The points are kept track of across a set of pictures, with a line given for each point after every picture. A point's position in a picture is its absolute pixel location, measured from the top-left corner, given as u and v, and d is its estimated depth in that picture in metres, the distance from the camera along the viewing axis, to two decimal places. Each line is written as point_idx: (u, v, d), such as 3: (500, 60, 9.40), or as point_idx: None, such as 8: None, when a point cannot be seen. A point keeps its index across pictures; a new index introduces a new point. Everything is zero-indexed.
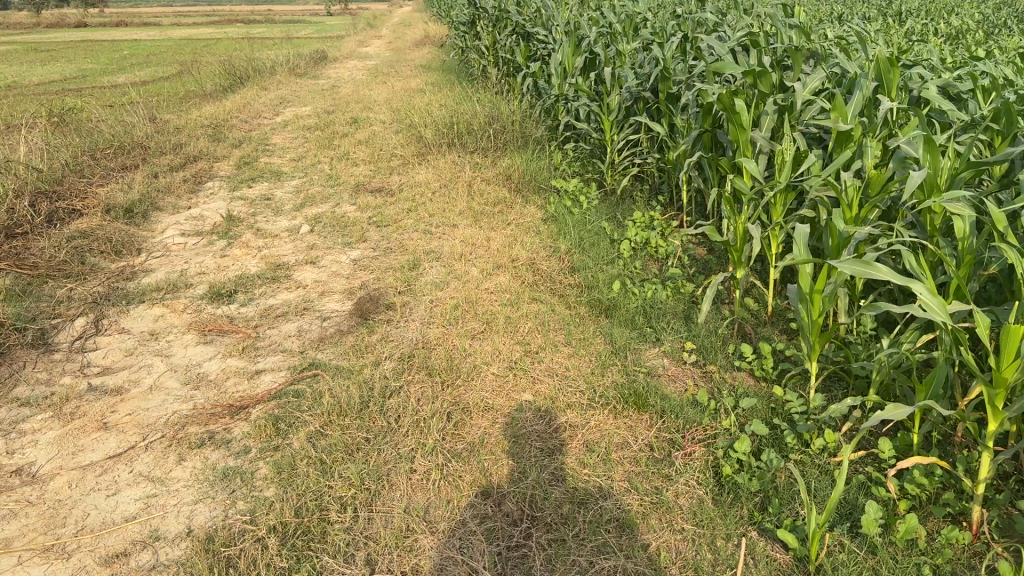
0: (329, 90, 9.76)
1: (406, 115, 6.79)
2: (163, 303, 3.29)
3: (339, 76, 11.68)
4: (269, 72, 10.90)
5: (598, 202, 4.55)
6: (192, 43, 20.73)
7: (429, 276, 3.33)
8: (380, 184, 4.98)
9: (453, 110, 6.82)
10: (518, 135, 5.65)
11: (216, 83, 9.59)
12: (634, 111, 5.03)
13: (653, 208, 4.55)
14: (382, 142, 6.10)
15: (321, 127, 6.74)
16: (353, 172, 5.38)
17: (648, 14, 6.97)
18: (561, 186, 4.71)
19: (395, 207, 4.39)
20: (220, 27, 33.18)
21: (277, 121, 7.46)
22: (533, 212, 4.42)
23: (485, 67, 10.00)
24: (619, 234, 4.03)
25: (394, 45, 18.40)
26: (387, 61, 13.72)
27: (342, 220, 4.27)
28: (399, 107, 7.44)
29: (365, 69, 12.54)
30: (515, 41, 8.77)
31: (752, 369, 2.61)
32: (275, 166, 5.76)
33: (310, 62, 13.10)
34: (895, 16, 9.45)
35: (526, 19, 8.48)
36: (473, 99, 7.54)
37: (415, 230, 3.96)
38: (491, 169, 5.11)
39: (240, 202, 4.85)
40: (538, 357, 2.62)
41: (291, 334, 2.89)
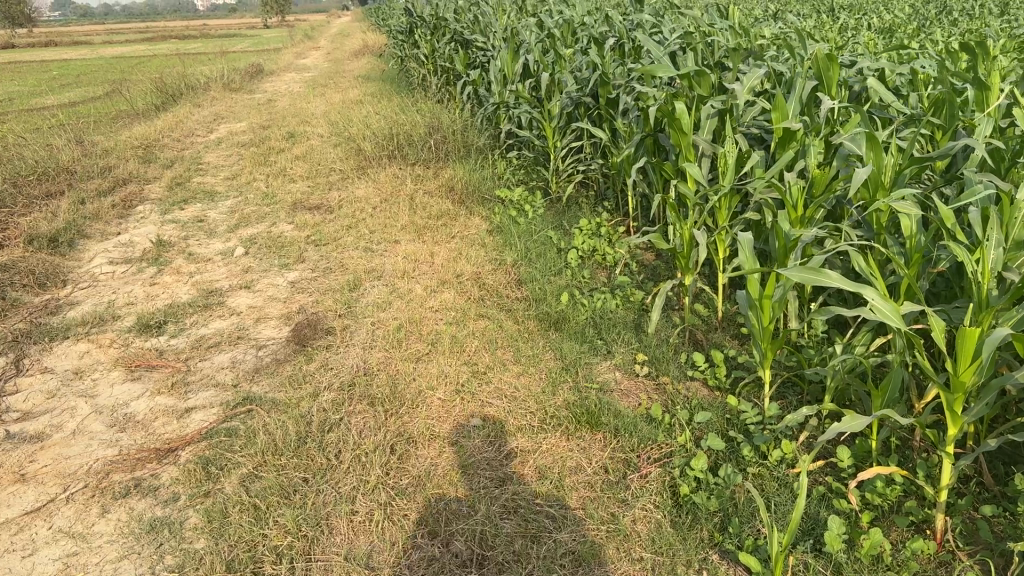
0: (264, 103, 9.55)
1: (344, 128, 6.64)
2: (88, 338, 3.11)
3: (276, 89, 11.44)
4: (203, 88, 10.64)
5: (543, 211, 4.48)
6: (124, 61, 20.26)
7: (371, 297, 3.21)
8: (318, 200, 4.84)
9: (392, 121, 6.70)
10: (460, 145, 5.55)
11: (147, 102, 9.31)
12: (576, 116, 4.98)
13: (599, 215, 4.50)
14: (320, 156, 5.95)
15: (257, 143, 6.56)
16: (291, 189, 5.22)
17: (586, 18, 6.94)
18: (506, 196, 4.63)
19: (334, 224, 4.25)
20: (153, 43, 32.50)
21: (211, 139, 7.25)
22: (477, 224, 4.32)
23: (424, 76, 9.88)
24: (565, 243, 3.95)
25: (333, 56, 18.15)
26: (325, 73, 13.51)
27: (280, 240, 4.12)
28: (337, 120, 7.28)
29: (302, 82, 12.32)
30: (453, 49, 8.67)
31: (706, 380, 2.54)
32: (209, 186, 5.56)
33: (245, 77, 12.83)
34: (827, 12, 9.59)
35: (464, 27, 8.40)
36: (413, 109, 7.43)
37: (356, 248, 3.83)
38: (432, 181, 5.00)
39: (173, 226, 4.66)
40: (486, 378, 2.52)
41: (224, 367, 2.74)
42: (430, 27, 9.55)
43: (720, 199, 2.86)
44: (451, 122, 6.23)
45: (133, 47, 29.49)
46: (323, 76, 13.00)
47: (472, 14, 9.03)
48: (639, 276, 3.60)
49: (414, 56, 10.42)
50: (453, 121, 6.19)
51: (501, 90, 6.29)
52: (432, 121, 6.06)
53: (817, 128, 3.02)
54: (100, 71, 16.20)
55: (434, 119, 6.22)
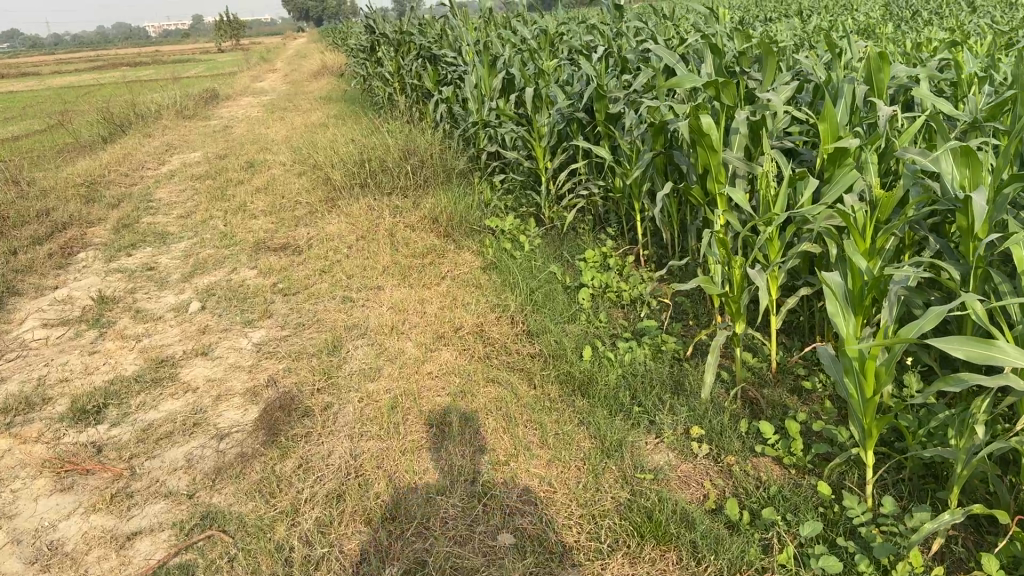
0: (220, 131, 8.97)
1: (308, 155, 6.09)
2: (9, 431, 2.53)
3: (232, 115, 10.85)
4: (153, 116, 10.01)
5: (540, 242, 3.99)
6: (71, 91, 19.53)
7: (356, 361, 2.68)
8: (285, 239, 4.29)
9: (361, 145, 6.18)
10: (438, 169, 5.05)
11: (92, 134, 8.68)
12: (567, 135, 4.58)
13: (602, 243, 4.03)
14: (283, 187, 5.40)
15: (213, 176, 5.99)
16: (252, 227, 4.66)
17: (564, 29, 6.52)
18: (496, 226, 4.13)
19: (305, 269, 3.71)
20: (103, 72, 31.67)
21: (163, 172, 6.66)
22: (468, 260, 3.81)
23: (390, 95, 9.37)
24: (572, 281, 3.46)
25: (290, 78, 17.55)
26: (284, 96, 12.92)
27: (242, 291, 3.57)
28: (299, 146, 6.73)
29: (260, 106, 11.73)
30: (420, 66, 8.20)
31: (780, 458, 2.06)
32: (160, 227, 4.98)
33: (199, 103, 12.20)
34: (803, 17, 9.31)
35: (431, 43, 7.93)
36: (381, 132, 6.91)
37: (332, 297, 3.31)
38: (412, 212, 4.49)
39: (118, 277, 4.08)
40: (510, 471, 2.01)
41: (178, 467, 2.19)
42: (394, 45, 9.06)
43: (773, 230, 2.38)
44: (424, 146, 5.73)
45: (82, 76, 28.56)
46: (282, 99, 12.42)
47: (438, 30, 8.56)
48: (662, 318, 3.11)
49: (378, 75, 9.91)
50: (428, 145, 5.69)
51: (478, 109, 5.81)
52: (405, 146, 5.55)
53: (875, 140, 2.58)
54: (45, 103, 15.42)
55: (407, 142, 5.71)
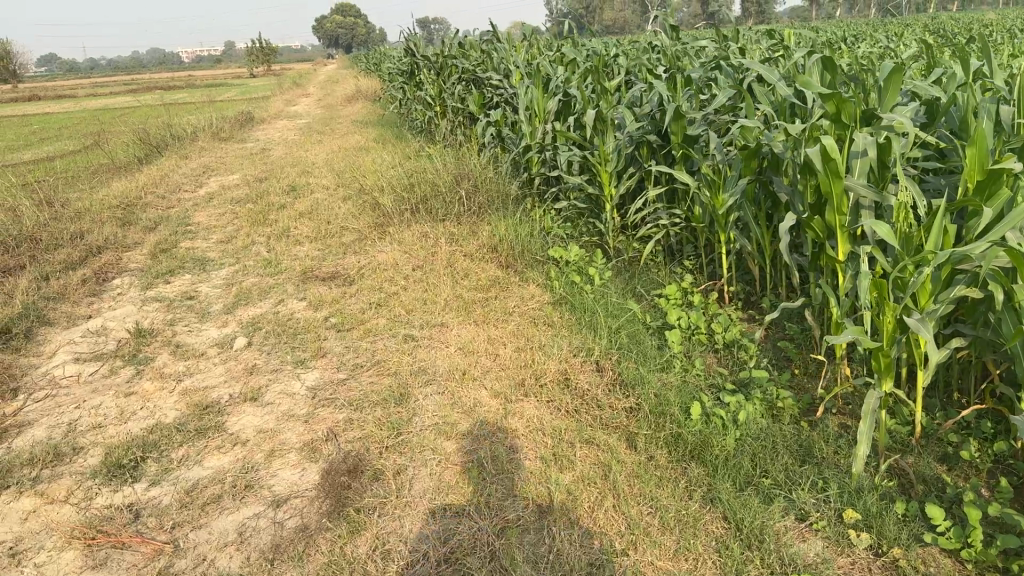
0: (257, 153, 8.76)
1: (352, 179, 5.80)
2: (33, 488, 2.21)
3: (268, 137, 10.66)
4: (189, 138, 9.84)
5: (613, 275, 3.65)
6: (106, 113, 19.61)
7: (427, 413, 2.35)
8: (333, 269, 3.98)
9: (407, 168, 5.90)
10: (494, 194, 4.72)
11: (128, 154, 8.49)
12: (636, 158, 4.24)
13: (679, 276, 3.68)
14: (328, 212, 5.11)
15: (254, 199, 5.72)
16: (297, 255, 4.37)
17: (618, 52, 6.25)
18: (562, 255, 3.79)
19: (359, 301, 3.39)
20: (138, 96, 32.01)
21: (200, 195, 6.42)
22: (535, 293, 3.47)
23: (430, 119, 9.11)
24: (656, 320, 3.12)
25: (324, 102, 17.42)
26: (320, 119, 12.73)
27: (291, 325, 3.25)
28: (341, 169, 6.46)
29: (296, 129, 11.53)
30: (464, 89, 7.95)
31: (959, 553, 1.69)
32: (199, 252, 4.70)
33: (235, 126, 12.03)
34: (856, 42, 8.99)
35: (476, 65, 7.68)
36: (426, 156, 6.63)
37: (391, 334, 2.98)
38: (469, 240, 4.17)
39: (156, 307, 3.79)
40: (632, 564, 1.65)
41: (229, 542, 1.85)
42: (436, 67, 8.82)
43: (930, 273, 2.03)
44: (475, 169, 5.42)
45: (117, 99, 28.77)
46: (317, 122, 12.23)
47: (483, 52, 8.30)
48: (765, 365, 2.76)
49: (418, 99, 9.67)
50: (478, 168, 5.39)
51: (531, 131, 5.50)
52: (455, 169, 5.25)
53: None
54: (81, 125, 15.37)
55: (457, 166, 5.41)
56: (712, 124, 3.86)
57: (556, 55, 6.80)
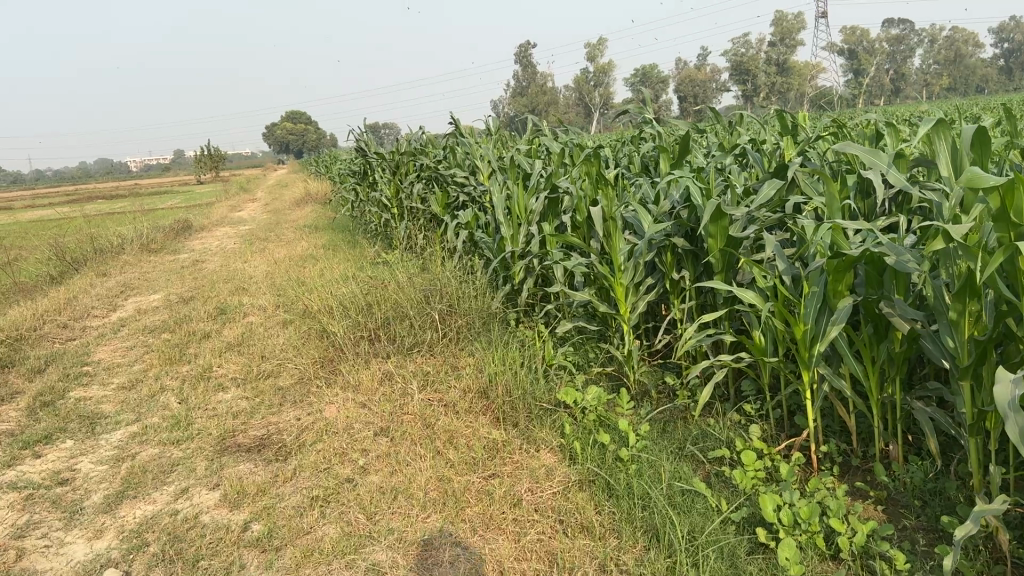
0: (190, 266, 7.71)
1: (294, 298, 4.76)
2: None
3: (206, 247, 9.62)
4: (114, 253, 8.76)
5: (651, 431, 2.66)
6: (38, 224, 18.48)
7: None
8: (265, 429, 2.91)
9: (361, 282, 4.91)
10: (473, 312, 3.74)
11: (39, 274, 7.37)
12: (657, 266, 3.31)
13: (739, 428, 2.69)
14: (262, 343, 4.05)
15: (173, 326, 4.65)
16: (218, 406, 3.30)
17: (603, 142, 5.46)
18: (575, 399, 2.79)
19: (297, 492, 2.32)
20: (79, 204, 30.92)
21: (111, 321, 5.33)
22: (548, 462, 2.45)
23: (387, 222, 8.18)
24: (741, 513, 2.11)
25: (272, 207, 16.47)
26: (265, 225, 11.74)
27: (193, 540, 2.17)
28: (282, 286, 5.43)
29: (237, 237, 10.51)
30: (424, 188, 7.08)
31: None
32: (90, 406, 3.59)
33: (171, 236, 10.98)
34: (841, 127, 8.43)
35: (437, 162, 6.85)
36: (384, 267, 5.65)
37: (344, 559, 1.92)
38: (447, 378, 3.12)
39: (8, 502, 2.67)
40: None
41: None
42: (392, 165, 7.94)
43: None
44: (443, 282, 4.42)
45: (55, 209, 27.50)
46: (262, 228, 11.22)
47: (445, 147, 7.46)
48: None
49: (372, 200, 8.75)
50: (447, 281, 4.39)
51: (508, 233, 4.55)
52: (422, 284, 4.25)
53: None
54: (3, 239, 14.15)
55: (422, 278, 4.40)
56: (756, 222, 2.99)
57: (531, 150, 5.96)
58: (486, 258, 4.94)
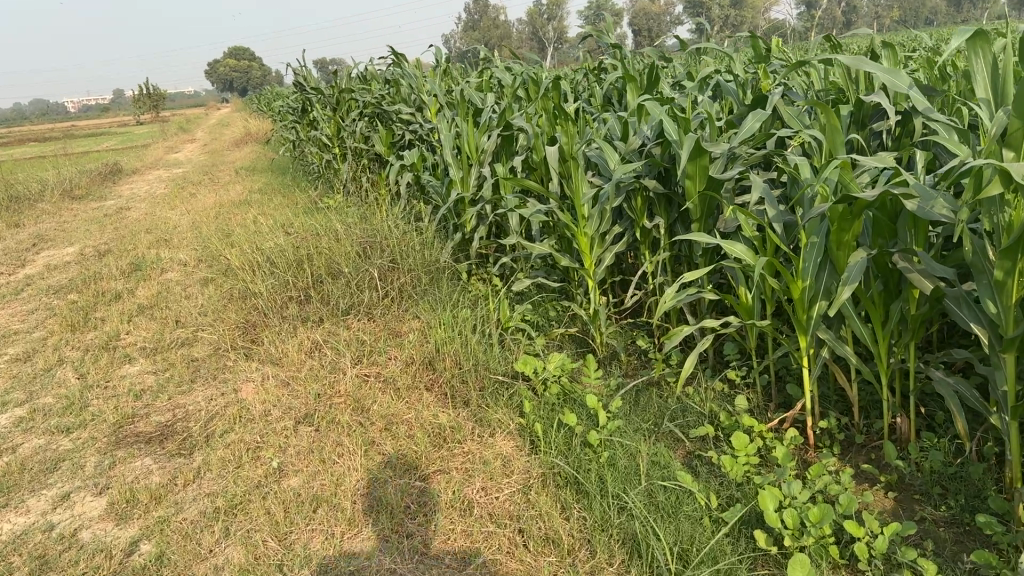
0: (113, 214, 7.10)
1: (218, 251, 4.27)
2: None
3: (134, 193, 8.96)
4: (31, 202, 8.06)
5: (622, 407, 2.29)
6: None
7: None
8: (172, 413, 2.47)
9: (294, 233, 4.43)
10: (417, 267, 3.31)
11: None
12: (625, 212, 2.91)
13: (723, 400, 2.34)
14: (180, 306, 3.57)
15: (80, 285, 4.13)
16: (121, 383, 2.84)
17: (559, 73, 5.00)
18: (533, 370, 2.40)
19: (199, 501, 1.90)
20: (8, 147, 29.41)
21: (15, 279, 4.77)
22: (504, 450, 2.07)
23: (329, 163, 7.63)
24: (738, 515, 1.75)
25: (211, 147, 15.65)
26: (200, 167, 11.04)
27: (65, 567, 1.74)
28: (208, 237, 4.90)
29: (170, 181, 9.83)
30: (366, 126, 6.55)
31: None
32: None
33: (97, 181, 10.25)
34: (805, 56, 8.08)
35: (379, 98, 6.31)
36: (322, 214, 5.16)
37: None
38: (387, 344, 2.70)
39: None
40: None
41: None
42: (332, 101, 7.36)
43: None
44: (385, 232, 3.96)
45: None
46: (196, 171, 10.54)
47: (388, 81, 6.91)
48: None
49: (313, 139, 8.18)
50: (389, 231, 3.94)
51: (455, 175, 4.10)
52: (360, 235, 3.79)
53: None
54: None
55: (362, 227, 3.94)
56: (737, 160, 2.60)
57: (482, 83, 5.46)
58: (434, 204, 4.48)
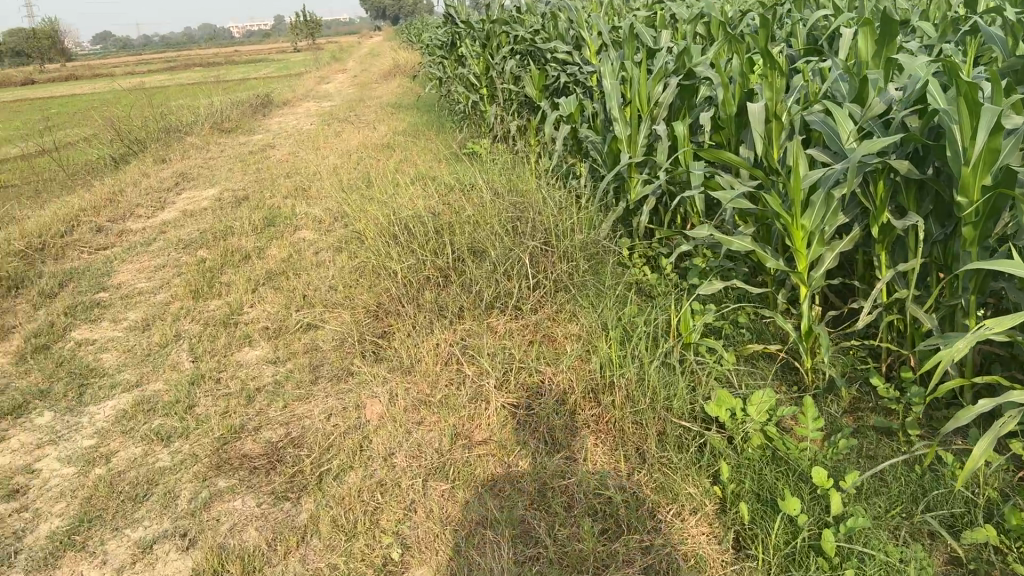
0: (258, 152, 6.90)
1: (355, 209, 3.86)
2: None
3: (281, 128, 8.79)
4: (182, 137, 8.02)
5: (859, 487, 1.68)
6: (127, 94, 18.12)
7: None
8: (284, 430, 2.06)
9: (437, 191, 3.96)
10: (579, 248, 2.76)
11: (99, 167, 6.70)
12: (858, 200, 2.25)
13: (1004, 484, 1.69)
14: (309, 276, 3.18)
15: (212, 239, 3.84)
16: (236, 375, 2.47)
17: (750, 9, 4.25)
18: (730, 418, 1.83)
19: None
20: (175, 72, 30.78)
21: (152, 225, 4.57)
22: (702, 542, 1.52)
23: (477, 103, 7.13)
24: None
25: (362, 78, 15.54)
26: (348, 102, 10.82)
27: None
28: (347, 189, 4.52)
29: (317, 116, 9.64)
30: (518, 65, 5.99)
31: None
32: (87, 357, 2.81)
33: (248, 113, 10.19)
34: None
35: (536, 34, 5.72)
36: (469, 169, 4.69)
37: None
38: (540, 357, 2.18)
39: None
40: None
41: None
42: (482, 37, 6.82)
43: None
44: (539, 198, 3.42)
45: (152, 79, 27.26)
46: (343, 106, 10.31)
47: (544, 15, 6.28)
48: None
49: (461, 77, 7.69)
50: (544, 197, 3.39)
51: (622, 132, 3.50)
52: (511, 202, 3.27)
53: None
54: (89, 113, 13.70)
55: (512, 193, 3.42)
56: None
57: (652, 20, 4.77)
58: (593, 164, 3.89)
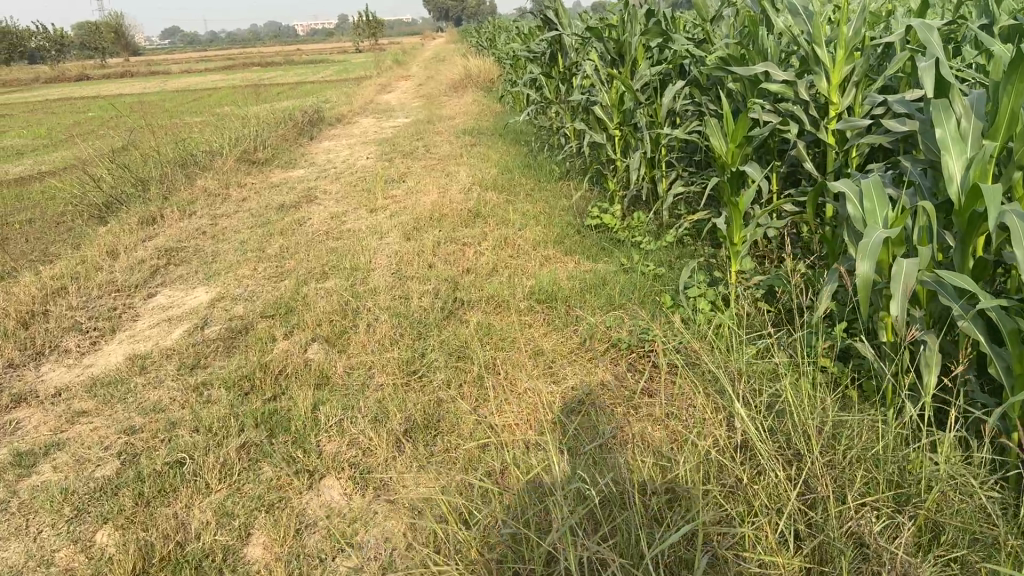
0: (291, 209, 4.90)
1: (454, 454, 1.80)
2: None
3: (328, 162, 6.81)
4: (199, 176, 6.07)
5: None
6: (167, 99, 16.48)
7: None
8: None
9: (615, 409, 1.91)
10: None
11: (73, 232, 4.76)
12: None
13: None
14: None
15: (133, 482, 1.80)
16: None
17: None
18: None
19: None
20: (228, 73, 29.52)
21: (76, 387, 2.56)
22: None
23: (597, 146, 5.07)
24: None
25: (427, 90, 13.67)
26: (414, 123, 8.84)
27: None
28: (423, 347, 2.48)
29: (376, 143, 7.65)
30: (685, 98, 3.94)
31: None
32: None
33: (290, 133, 8.23)
34: None
35: (723, 52, 3.67)
36: (639, 314, 2.63)
37: None
38: None
39: None
40: None
41: None
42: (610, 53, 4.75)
43: None
44: (927, 519, 1.31)
45: (205, 79, 25.62)
46: (407, 129, 8.32)
47: (719, 19, 4.19)
48: None
49: (571, 105, 5.62)
50: (949, 528, 1.28)
51: None
52: (902, 565, 1.16)
53: None
54: (115, 124, 11.88)
55: (863, 504, 1.32)
56: None
57: (965, 41, 2.66)
58: (952, 364, 1.79)
